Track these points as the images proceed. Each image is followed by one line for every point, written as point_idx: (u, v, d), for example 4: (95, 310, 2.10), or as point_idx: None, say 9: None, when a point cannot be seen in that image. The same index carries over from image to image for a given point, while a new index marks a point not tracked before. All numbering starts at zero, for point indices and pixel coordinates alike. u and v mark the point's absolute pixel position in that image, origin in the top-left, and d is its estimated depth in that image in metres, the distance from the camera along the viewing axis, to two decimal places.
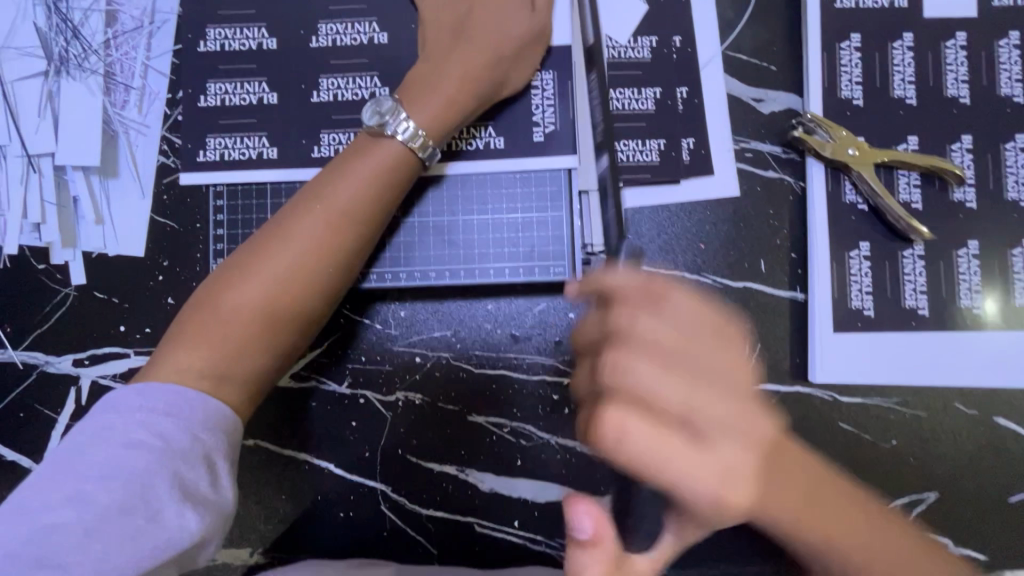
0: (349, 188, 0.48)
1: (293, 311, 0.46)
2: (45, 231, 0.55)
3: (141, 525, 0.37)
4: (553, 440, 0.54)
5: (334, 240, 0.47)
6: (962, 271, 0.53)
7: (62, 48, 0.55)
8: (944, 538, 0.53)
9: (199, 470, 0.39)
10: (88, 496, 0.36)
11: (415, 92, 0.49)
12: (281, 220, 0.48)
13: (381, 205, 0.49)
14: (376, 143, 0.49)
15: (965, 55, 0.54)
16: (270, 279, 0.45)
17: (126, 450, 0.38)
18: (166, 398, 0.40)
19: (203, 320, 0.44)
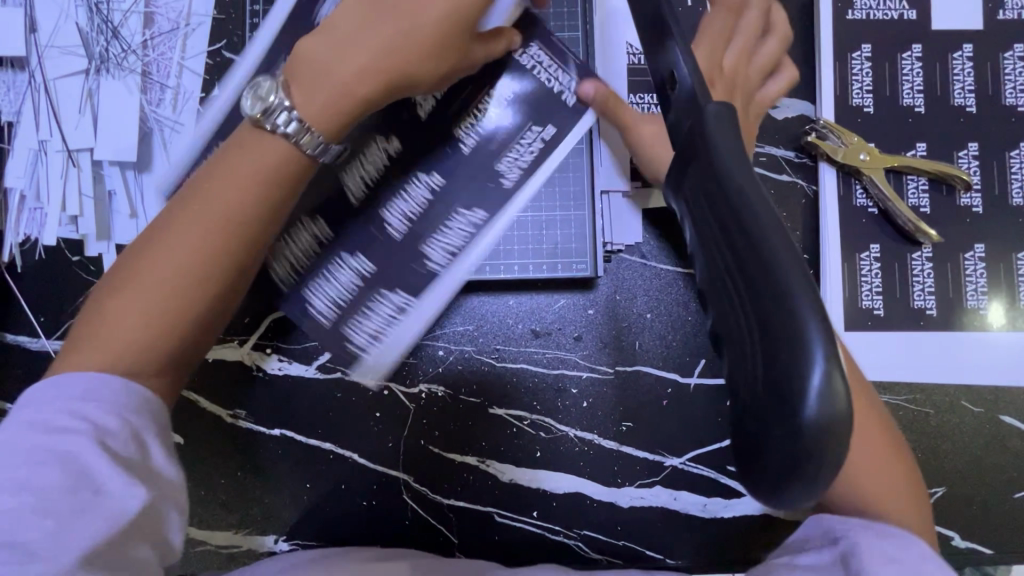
0: (244, 169, 0.38)
1: (180, 305, 0.36)
2: (82, 223, 0.57)
3: (91, 503, 0.32)
4: (571, 433, 0.56)
5: (223, 232, 0.37)
6: (969, 273, 0.55)
7: (102, 47, 0.57)
8: (951, 532, 0.54)
9: (130, 445, 0.34)
10: (24, 483, 0.31)
11: (307, 78, 0.40)
12: (166, 217, 0.39)
13: (281, 189, 0.39)
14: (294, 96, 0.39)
15: (971, 66, 0.56)
16: (153, 283, 0.36)
17: (51, 435, 0.33)
18: (84, 382, 0.34)
19: (86, 336, 0.36)
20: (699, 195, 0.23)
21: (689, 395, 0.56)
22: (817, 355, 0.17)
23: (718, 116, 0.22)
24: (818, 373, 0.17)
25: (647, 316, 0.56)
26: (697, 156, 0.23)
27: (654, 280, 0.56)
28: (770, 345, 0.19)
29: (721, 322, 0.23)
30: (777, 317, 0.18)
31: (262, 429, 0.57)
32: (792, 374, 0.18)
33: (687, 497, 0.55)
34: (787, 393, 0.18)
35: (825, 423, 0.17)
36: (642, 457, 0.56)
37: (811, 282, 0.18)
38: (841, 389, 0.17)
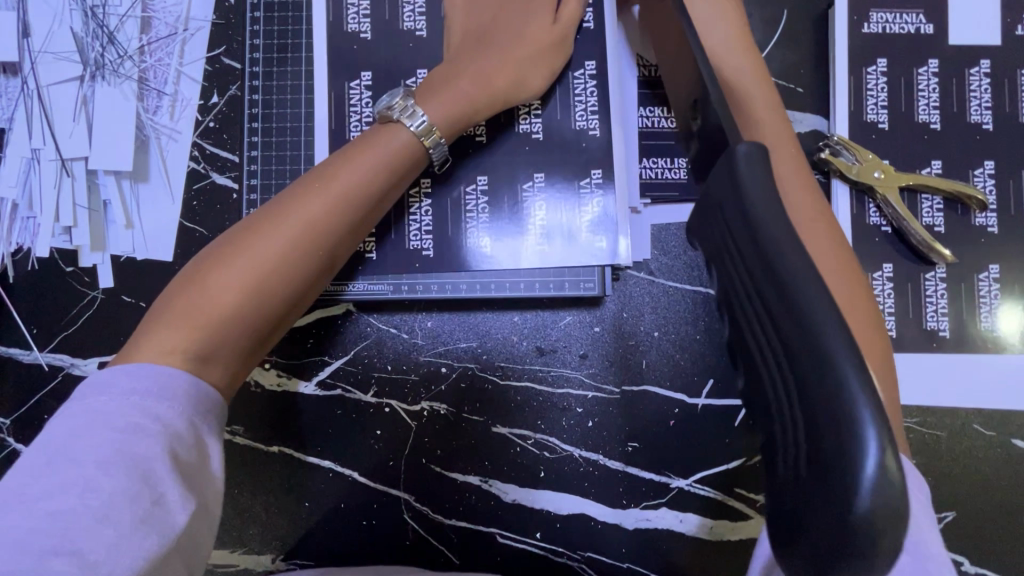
0: (353, 168, 0.46)
1: (272, 294, 0.42)
2: (76, 235, 0.55)
3: (149, 511, 0.33)
4: (576, 453, 0.55)
5: (330, 222, 0.44)
6: (982, 295, 0.54)
7: (97, 53, 0.55)
8: (960, 557, 0.54)
9: (191, 450, 0.36)
10: (90, 483, 0.32)
11: (431, 91, 0.49)
12: (274, 201, 0.45)
13: (383, 187, 0.47)
14: (385, 132, 0.47)
15: (989, 82, 0.55)
16: (263, 255, 0.42)
17: (124, 433, 0.34)
18: (159, 377, 0.37)
19: (187, 297, 0.40)
20: (737, 237, 0.26)
21: (697, 415, 0.55)
22: (874, 444, 0.20)
23: (755, 180, 0.25)
24: (873, 457, 0.20)
25: (655, 335, 0.55)
26: (731, 193, 0.26)
27: (661, 297, 0.55)
28: (809, 400, 0.22)
29: (761, 388, 0.27)
30: (821, 387, 0.21)
31: (260, 446, 0.55)
32: (840, 445, 0.20)
33: (693, 520, 0.54)
34: (842, 482, 0.20)
35: (879, 512, 0.20)
36: (647, 479, 0.55)
37: (860, 365, 0.21)
38: (890, 464, 0.20)
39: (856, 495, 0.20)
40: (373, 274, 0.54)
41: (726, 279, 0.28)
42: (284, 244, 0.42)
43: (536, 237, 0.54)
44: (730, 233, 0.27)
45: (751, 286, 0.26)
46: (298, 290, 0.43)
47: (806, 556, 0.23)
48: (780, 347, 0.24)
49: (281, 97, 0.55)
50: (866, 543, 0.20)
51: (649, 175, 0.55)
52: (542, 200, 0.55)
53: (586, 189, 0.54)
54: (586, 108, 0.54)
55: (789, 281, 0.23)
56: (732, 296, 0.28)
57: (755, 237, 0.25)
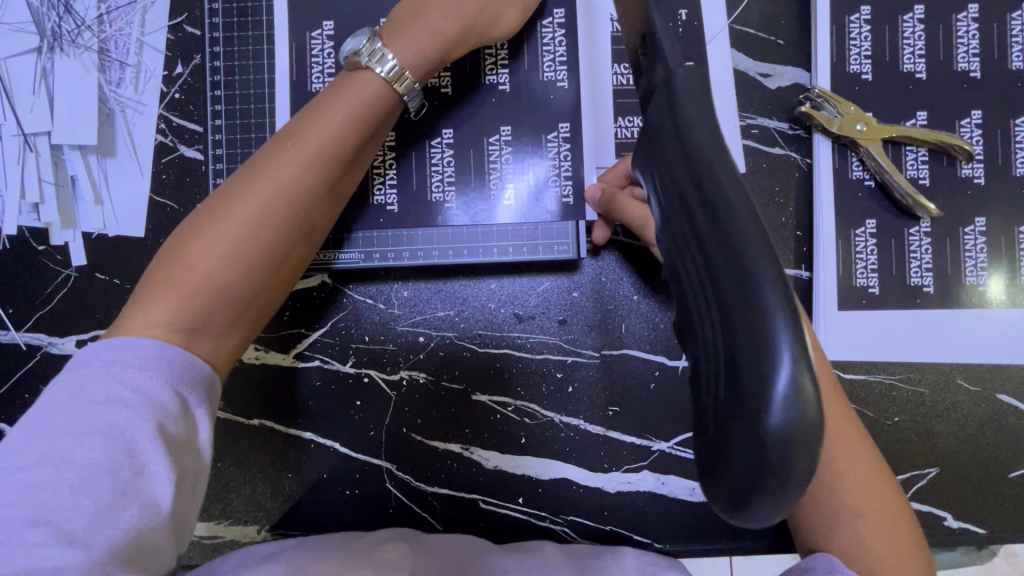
0: (322, 120, 0.43)
1: (258, 260, 0.41)
2: (44, 211, 0.54)
3: (129, 483, 0.32)
4: (557, 418, 0.55)
5: (307, 178, 0.42)
6: (968, 248, 0.53)
7: (54, 24, 0.54)
8: (944, 513, 0.53)
9: (179, 423, 0.35)
10: (68, 456, 0.31)
11: (398, 28, 0.46)
12: (247, 165, 0.43)
13: (358, 139, 0.44)
14: (351, 82, 0.44)
15: (976, 27, 0.53)
16: (241, 220, 0.40)
17: (103, 405, 0.33)
18: (143, 351, 0.35)
19: (170, 272, 0.39)
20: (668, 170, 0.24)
21: (677, 378, 0.54)
22: (787, 354, 0.18)
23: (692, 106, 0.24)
24: (785, 371, 0.18)
25: (634, 298, 0.54)
26: (665, 122, 0.25)
27: (640, 260, 0.54)
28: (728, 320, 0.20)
29: (688, 318, 0.24)
30: (740, 308, 0.19)
31: (241, 420, 0.55)
32: (755, 361, 0.19)
33: (675, 482, 0.54)
34: (754, 399, 0.19)
35: (789, 429, 0.18)
36: (628, 442, 0.54)
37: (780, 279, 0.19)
38: (802, 382, 0.18)
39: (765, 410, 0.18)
40: (344, 243, 0.54)
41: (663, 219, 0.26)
42: (262, 207, 0.41)
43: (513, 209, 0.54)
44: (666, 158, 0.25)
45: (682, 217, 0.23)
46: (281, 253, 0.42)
47: (722, 492, 0.21)
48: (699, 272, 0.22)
49: (245, 65, 0.54)
50: (779, 465, 0.18)
51: (626, 134, 0.54)
52: (512, 161, 0.54)
53: (555, 147, 0.53)
54: (554, 58, 0.53)
55: (715, 193, 0.21)
56: (664, 226, 0.26)
57: (688, 161, 0.23)
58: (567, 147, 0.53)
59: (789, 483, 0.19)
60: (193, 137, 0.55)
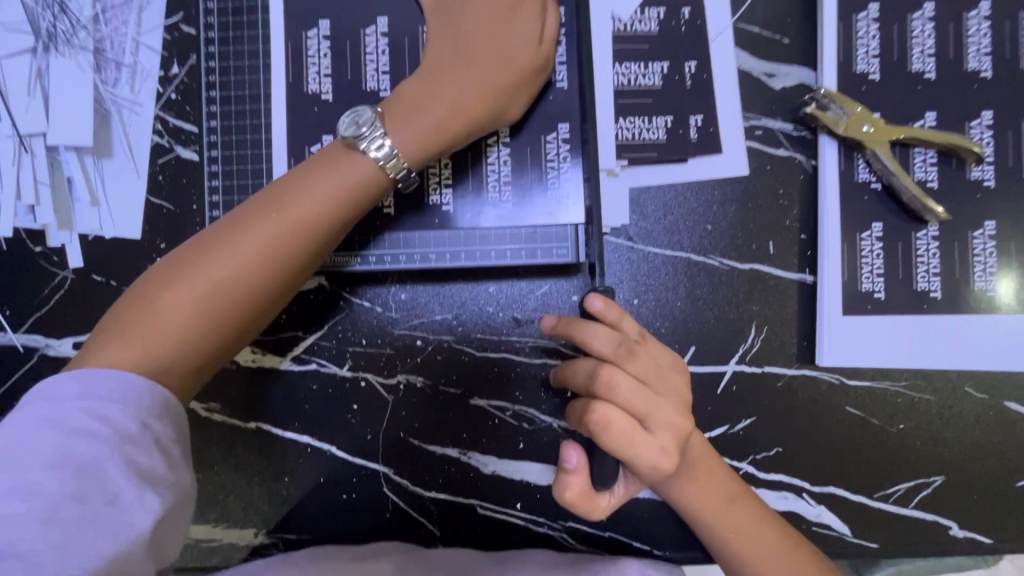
0: (308, 194, 0.43)
1: (226, 319, 0.41)
2: (40, 213, 0.54)
3: (103, 511, 0.32)
4: (555, 423, 0.54)
5: (286, 249, 0.42)
6: (977, 252, 0.52)
7: (49, 23, 0.53)
8: (949, 522, 0.52)
9: (151, 455, 0.34)
10: (38, 486, 0.31)
11: (401, 114, 0.45)
12: (231, 216, 0.43)
13: (341, 218, 0.44)
14: (343, 159, 0.44)
15: (988, 26, 0.51)
16: (216, 279, 0.40)
17: (70, 438, 0.32)
18: (105, 386, 0.35)
19: (136, 316, 0.39)
20: None
21: None
22: None
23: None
24: None
25: (633, 303, 0.53)
26: None
27: (639, 264, 0.53)
28: None
29: None
30: None
31: (238, 423, 0.55)
32: None
33: None
34: None
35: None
36: None
37: None
38: None
39: None
40: (340, 246, 0.53)
41: None
42: (240, 271, 0.41)
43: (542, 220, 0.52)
44: None
45: None
46: (247, 320, 0.42)
47: None
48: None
49: (241, 64, 0.53)
50: None
51: (627, 135, 0.53)
52: (509, 167, 0.53)
53: (554, 149, 0.52)
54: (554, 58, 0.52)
55: None
56: None
57: None
58: (567, 151, 0.52)
59: None
60: (189, 138, 0.54)
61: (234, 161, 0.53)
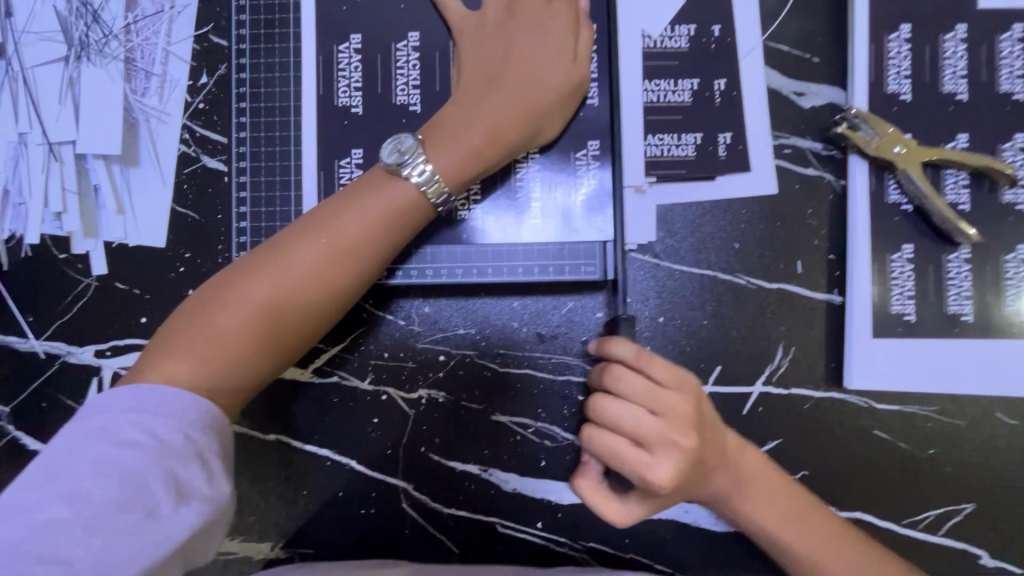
0: (356, 219, 0.44)
1: (278, 338, 0.42)
2: (67, 220, 0.54)
3: (141, 522, 0.31)
4: (577, 442, 0.53)
5: (336, 271, 0.43)
6: (1009, 276, 0.51)
7: (82, 32, 0.54)
8: (979, 551, 0.51)
9: (195, 470, 0.34)
10: (81, 495, 0.31)
11: (439, 141, 0.46)
12: (280, 237, 0.44)
13: (388, 242, 0.45)
14: (390, 183, 0.45)
15: (1021, 48, 0.51)
16: (271, 297, 0.41)
17: (119, 448, 0.33)
18: (158, 397, 0.36)
19: (189, 334, 0.40)
20: None
21: None
22: None
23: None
24: None
25: (659, 321, 0.53)
26: None
27: (665, 283, 0.53)
28: None
29: None
30: None
31: (258, 435, 0.55)
32: None
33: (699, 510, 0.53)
34: None
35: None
36: None
37: None
38: None
39: None
40: None
41: None
42: (293, 291, 0.42)
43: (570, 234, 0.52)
44: None
45: None
46: (294, 343, 0.43)
47: None
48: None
49: (270, 76, 0.53)
50: None
51: (656, 152, 0.52)
52: (537, 181, 0.52)
53: (583, 165, 0.52)
54: None
55: None
56: None
57: None
58: (595, 169, 0.52)
59: None
60: (216, 148, 0.54)
61: (261, 171, 0.53)
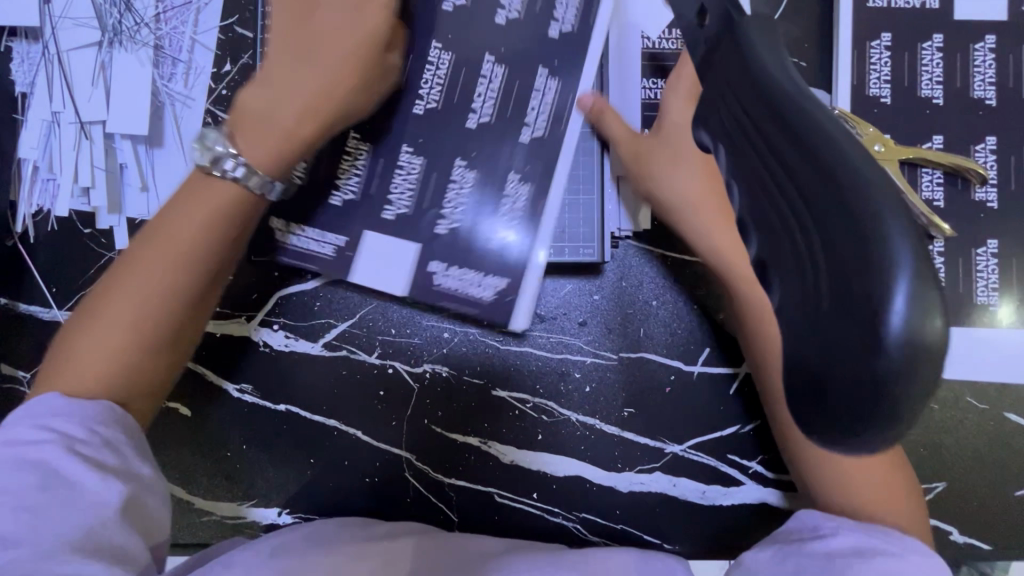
0: (180, 221, 0.39)
1: (133, 358, 0.38)
2: (94, 196, 0.57)
3: (65, 499, 0.33)
4: (573, 417, 0.56)
5: (178, 274, 0.39)
6: (980, 269, 0.54)
7: (114, 20, 0.57)
8: (950, 527, 0.54)
9: (99, 446, 0.36)
10: (4, 486, 0.33)
11: (255, 124, 0.42)
12: (119, 260, 0.40)
13: (218, 234, 0.40)
14: (210, 175, 0.40)
15: (993, 58, 0.55)
16: (117, 319, 0.38)
17: (23, 447, 0.34)
18: (49, 403, 0.36)
19: (57, 371, 0.38)
20: (732, 126, 0.22)
21: (691, 383, 0.56)
22: (902, 275, 0.16)
23: (759, 43, 0.21)
24: (900, 302, 0.16)
25: (653, 303, 0.56)
26: (729, 71, 0.22)
27: (659, 269, 0.56)
28: (836, 259, 0.17)
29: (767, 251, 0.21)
30: (842, 235, 0.17)
31: (269, 405, 0.57)
32: (859, 290, 0.17)
33: (687, 484, 0.56)
34: (861, 320, 0.17)
35: (913, 336, 0.16)
36: (643, 444, 0.56)
37: (904, 219, 0.16)
38: (918, 314, 0.16)
39: (878, 353, 0.16)
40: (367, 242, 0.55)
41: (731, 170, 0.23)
42: (141, 307, 0.38)
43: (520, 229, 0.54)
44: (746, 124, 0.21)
45: (750, 147, 0.21)
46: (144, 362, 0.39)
47: (830, 423, 0.18)
48: (802, 257, 0.18)
49: None
50: (897, 388, 0.16)
51: None
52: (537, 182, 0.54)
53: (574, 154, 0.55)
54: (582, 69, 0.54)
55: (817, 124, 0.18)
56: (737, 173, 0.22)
57: (756, 90, 0.20)
58: (535, 141, 0.55)
59: (905, 405, 0.17)
60: None
61: None
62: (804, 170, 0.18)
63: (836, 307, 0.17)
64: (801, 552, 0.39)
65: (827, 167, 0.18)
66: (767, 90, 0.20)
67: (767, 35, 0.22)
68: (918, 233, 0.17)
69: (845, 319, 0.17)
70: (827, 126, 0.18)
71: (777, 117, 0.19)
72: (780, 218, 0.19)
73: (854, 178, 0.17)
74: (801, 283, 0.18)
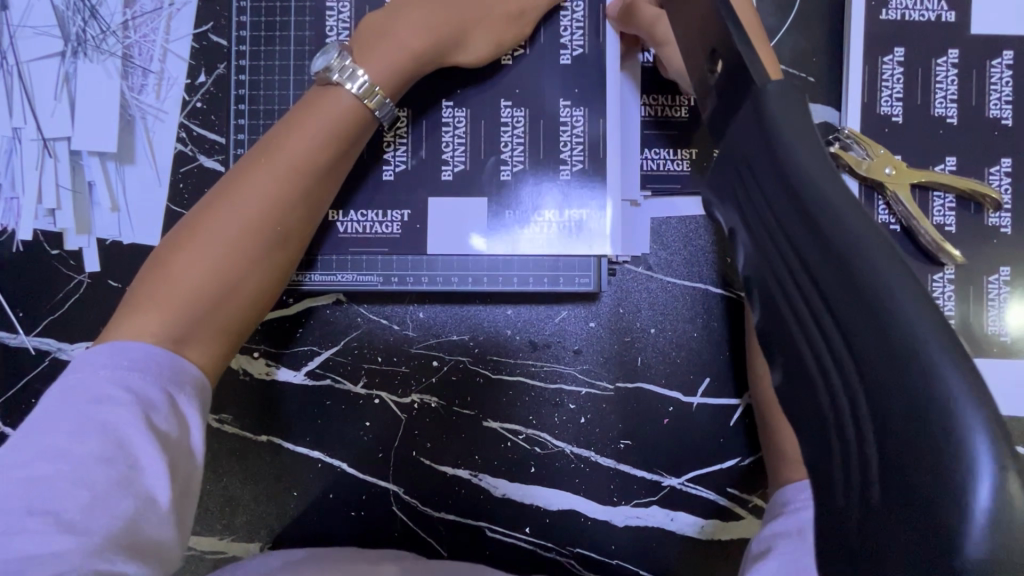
0: (296, 140, 0.44)
1: (242, 269, 0.42)
2: (61, 217, 0.54)
3: (124, 476, 0.32)
4: (567, 449, 0.54)
5: (286, 193, 0.44)
6: (991, 297, 0.52)
7: (79, 28, 0.53)
8: None
9: (170, 420, 0.35)
10: (64, 451, 0.32)
11: (369, 44, 0.46)
12: (225, 180, 0.45)
13: (331, 154, 0.45)
14: (322, 98, 0.45)
15: (1010, 75, 0.52)
16: (230, 230, 0.42)
17: (96, 404, 0.34)
18: (132, 351, 0.36)
19: (156, 285, 0.40)
20: (761, 226, 0.21)
21: (691, 415, 0.54)
22: (983, 450, 0.15)
23: (798, 147, 0.19)
24: (985, 480, 0.15)
25: (651, 332, 0.54)
26: (755, 143, 0.21)
27: (659, 296, 0.54)
28: (893, 418, 0.17)
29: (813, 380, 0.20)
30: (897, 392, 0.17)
31: (250, 435, 0.55)
32: (927, 462, 0.16)
33: (685, 519, 0.54)
34: (938, 495, 0.16)
35: (998, 548, 0.15)
36: (640, 477, 0.54)
37: (968, 376, 0.16)
38: (1006, 497, 0.15)
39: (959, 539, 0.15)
40: (352, 267, 0.53)
41: (762, 271, 0.22)
42: (251, 220, 0.43)
43: (558, 226, 0.52)
44: (777, 231, 0.20)
45: (784, 257, 0.20)
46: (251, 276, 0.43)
47: None
48: (856, 406, 0.18)
49: (271, 78, 0.53)
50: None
51: (651, 166, 0.53)
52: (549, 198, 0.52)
53: (568, 172, 0.52)
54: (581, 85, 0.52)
55: (852, 245, 0.17)
56: (773, 278, 0.21)
57: (785, 192, 0.20)
58: (567, 81, 0.52)
59: None
60: (213, 148, 0.54)
61: None
62: (847, 305, 0.18)
63: (907, 478, 0.17)
64: (800, 546, 0.37)
65: (889, 336, 0.17)
66: (796, 192, 0.19)
67: (808, 132, 0.19)
68: (986, 387, 0.16)
69: (906, 523, 0.17)
70: (894, 284, 0.17)
71: (810, 232, 0.19)
72: (826, 356, 0.19)
73: (917, 347, 0.16)
74: (846, 438, 0.19)
